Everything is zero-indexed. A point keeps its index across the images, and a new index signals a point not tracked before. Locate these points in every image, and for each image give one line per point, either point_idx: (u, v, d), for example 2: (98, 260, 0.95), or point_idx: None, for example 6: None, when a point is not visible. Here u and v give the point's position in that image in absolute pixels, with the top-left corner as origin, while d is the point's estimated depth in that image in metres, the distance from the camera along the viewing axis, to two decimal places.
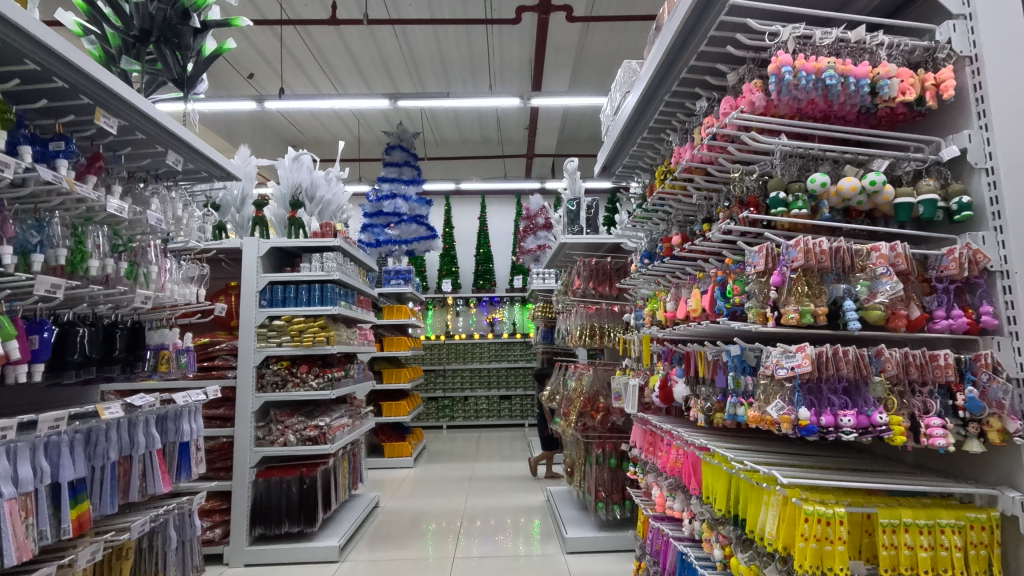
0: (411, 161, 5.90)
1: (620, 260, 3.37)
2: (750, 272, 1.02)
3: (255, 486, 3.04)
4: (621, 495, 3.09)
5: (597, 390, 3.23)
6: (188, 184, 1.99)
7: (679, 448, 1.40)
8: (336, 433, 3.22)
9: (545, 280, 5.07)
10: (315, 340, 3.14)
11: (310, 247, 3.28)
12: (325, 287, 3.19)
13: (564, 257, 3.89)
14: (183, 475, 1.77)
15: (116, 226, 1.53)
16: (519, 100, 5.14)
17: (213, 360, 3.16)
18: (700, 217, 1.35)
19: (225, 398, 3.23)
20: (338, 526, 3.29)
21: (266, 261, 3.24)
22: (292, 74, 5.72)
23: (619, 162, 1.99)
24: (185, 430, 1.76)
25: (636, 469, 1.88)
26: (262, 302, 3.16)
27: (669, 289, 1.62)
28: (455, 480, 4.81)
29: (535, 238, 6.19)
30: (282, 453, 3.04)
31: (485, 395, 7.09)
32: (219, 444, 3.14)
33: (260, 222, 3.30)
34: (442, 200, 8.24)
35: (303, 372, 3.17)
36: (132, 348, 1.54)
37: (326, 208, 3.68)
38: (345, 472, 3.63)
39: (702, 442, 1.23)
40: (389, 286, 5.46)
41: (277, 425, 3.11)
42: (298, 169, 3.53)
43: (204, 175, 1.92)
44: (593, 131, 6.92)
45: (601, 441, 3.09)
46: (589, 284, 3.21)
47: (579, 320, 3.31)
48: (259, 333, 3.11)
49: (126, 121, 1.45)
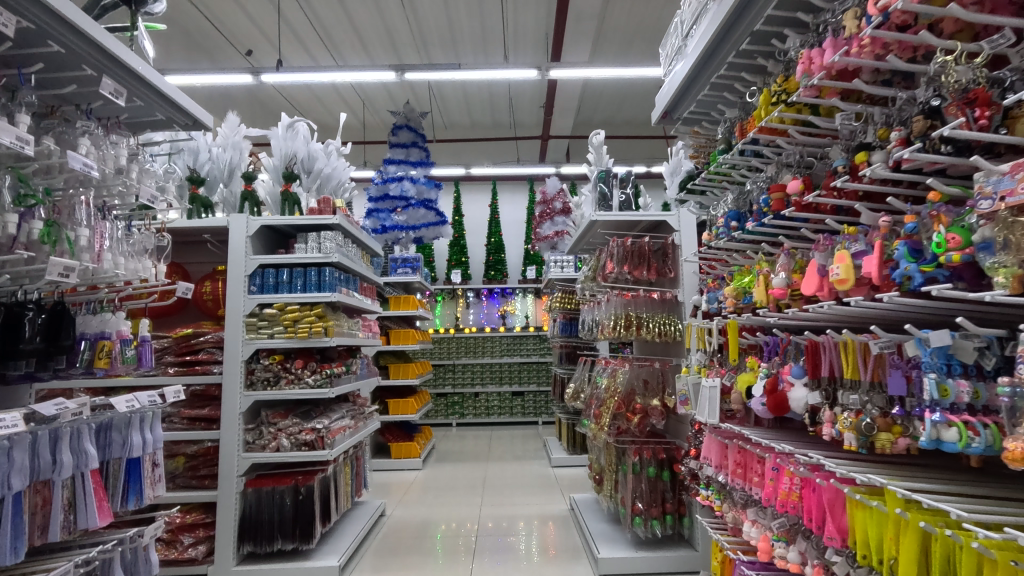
0: (418, 142, 5.52)
1: (658, 241, 2.96)
2: (988, 211, 0.62)
3: (243, 497, 2.66)
4: (662, 509, 2.69)
5: (632, 388, 2.80)
6: (142, 134, 1.59)
7: (803, 477, 1.00)
8: (337, 437, 2.83)
9: (563, 268, 4.69)
10: (312, 331, 2.73)
11: (306, 225, 2.89)
12: (322, 271, 2.81)
13: (590, 239, 3.49)
14: (132, 501, 1.38)
15: (24, 172, 1.14)
16: (536, 72, 4.72)
17: (196, 355, 2.79)
18: (843, 148, 0.93)
19: (210, 399, 2.85)
20: (339, 541, 2.91)
21: (256, 242, 2.86)
22: (291, 49, 5.34)
23: (684, 107, 1.55)
24: (137, 442, 1.38)
25: (712, 493, 1.49)
26: (252, 288, 2.78)
27: (772, 259, 1.21)
28: (468, 484, 4.42)
29: (552, 224, 5.76)
30: (275, 459, 2.66)
31: (497, 392, 6.70)
32: (203, 448, 2.77)
33: (249, 197, 2.93)
34: (451, 186, 7.85)
35: (298, 368, 2.77)
36: (53, 338, 1.16)
37: (325, 183, 3.27)
38: (347, 479, 3.26)
39: (855, 476, 0.83)
40: (396, 275, 5.07)
41: (268, 428, 2.74)
42: (292, 138, 3.11)
43: (159, 119, 1.52)
44: (612, 111, 6.50)
45: (638, 447, 2.70)
46: (622, 268, 2.81)
47: (611, 310, 2.90)
48: (247, 323, 2.73)
49: (30, 23, 1.06)
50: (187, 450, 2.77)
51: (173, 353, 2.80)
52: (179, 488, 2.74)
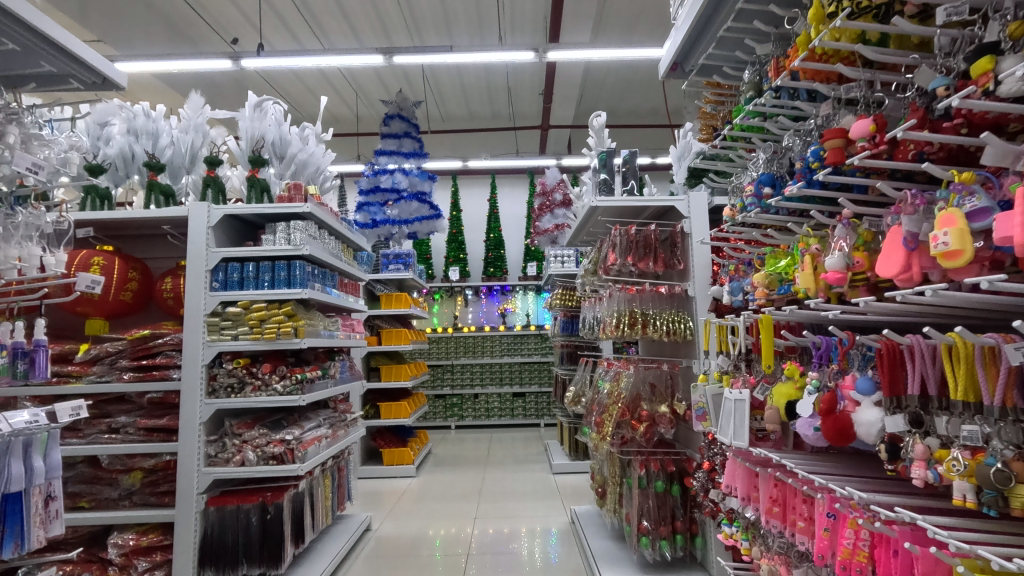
0: (411, 132, 5.25)
1: (665, 230, 2.67)
2: None
3: (205, 516, 2.40)
4: (671, 528, 2.41)
5: (638, 393, 2.51)
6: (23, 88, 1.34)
7: (880, 534, 0.72)
8: (310, 449, 2.56)
9: (564, 263, 4.40)
10: (280, 331, 2.45)
11: (275, 215, 2.62)
12: (293, 265, 2.54)
13: (591, 230, 3.20)
14: (10, 548, 1.10)
15: None
16: (533, 55, 4.43)
17: (153, 358, 2.51)
18: (950, 62, 0.65)
19: (170, 407, 2.57)
20: (315, 562, 2.64)
21: (220, 233, 2.60)
22: (276, 34, 5.07)
23: (698, 53, 1.27)
24: (17, 473, 1.10)
25: (738, 532, 1.21)
26: (214, 285, 2.52)
27: (821, 236, 0.93)
28: (464, 494, 4.14)
29: (552, 217, 5.47)
30: (239, 474, 2.39)
31: (497, 393, 6.43)
32: (163, 463, 2.50)
33: (213, 183, 2.66)
34: (449, 180, 7.58)
35: (265, 373, 2.50)
36: None
37: (301, 170, 3.00)
38: (327, 492, 2.99)
39: (972, 549, 0.56)
40: (388, 271, 4.81)
41: (233, 440, 2.47)
42: (261, 119, 2.82)
43: (45, 70, 1.27)
44: (616, 97, 6.19)
45: (645, 459, 2.43)
46: (626, 259, 2.54)
47: (614, 306, 2.63)
48: (209, 323, 2.46)
49: None
50: (144, 465, 2.49)
51: (128, 356, 2.53)
52: (137, 507, 2.47)
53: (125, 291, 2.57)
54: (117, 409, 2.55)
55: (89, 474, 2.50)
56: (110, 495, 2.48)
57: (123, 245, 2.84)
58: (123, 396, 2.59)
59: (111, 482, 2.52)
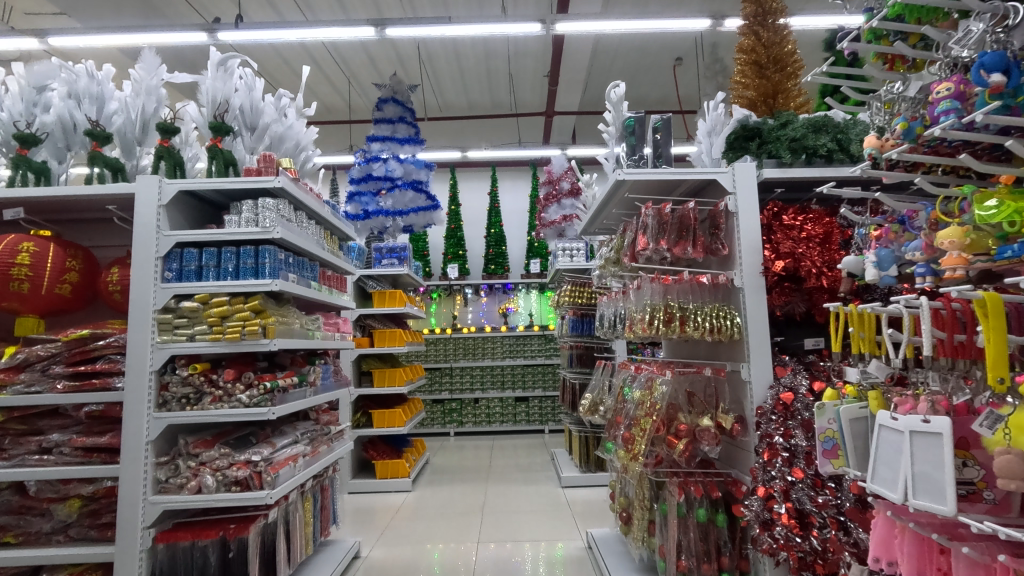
0: (405, 116, 4.78)
1: (704, 209, 2.24)
2: None
3: (154, 555, 1.99)
4: (716, 565, 1.99)
5: (676, 403, 2.09)
6: None
7: None
8: (282, 472, 2.11)
9: (573, 256, 4.04)
10: (245, 331, 2.03)
11: (242, 190, 2.21)
12: (261, 250, 2.12)
13: (611, 214, 2.79)
14: None
15: None
16: (539, 26, 3.99)
17: (93, 364, 2.09)
18: None
19: (113, 422, 2.14)
20: (318, 568, 2.57)
21: (175, 213, 2.18)
22: (255, 6, 4.67)
23: None
24: None
25: None
26: (167, 275, 2.09)
27: None
28: (465, 512, 3.70)
29: (559, 207, 5.03)
30: (193, 504, 1.97)
31: (499, 397, 6.03)
32: (103, 489, 2.08)
33: (166, 154, 2.25)
34: (448, 172, 7.17)
35: (227, 381, 2.07)
36: None
37: (277, 144, 2.59)
38: (307, 517, 2.57)
39: None
40: (381, 267, 4.39)
41: (188, 462, 2.03)
42: (225, 81, 2.39)
43: None
44: (624, 77, 5.75)
45: (683, 482, 2.02)
46: (659, 244, 2.12)
47: (644, 299, 2.21)
48: (158, 321, 2.04)
49: None
50: (82, 492, 2.06)
51: (62, 361, 2.10)
52: (74, 542, 2.06)
53: (62, 283, 2.14)
54: (50, 424, 2.12)
55: (16, 504, 2.08)
56: (41, 528, 2.07)
57: (64, 230, 2.41)
58: (58, 408, 2.16)
59: (42, 512, 2.09)
